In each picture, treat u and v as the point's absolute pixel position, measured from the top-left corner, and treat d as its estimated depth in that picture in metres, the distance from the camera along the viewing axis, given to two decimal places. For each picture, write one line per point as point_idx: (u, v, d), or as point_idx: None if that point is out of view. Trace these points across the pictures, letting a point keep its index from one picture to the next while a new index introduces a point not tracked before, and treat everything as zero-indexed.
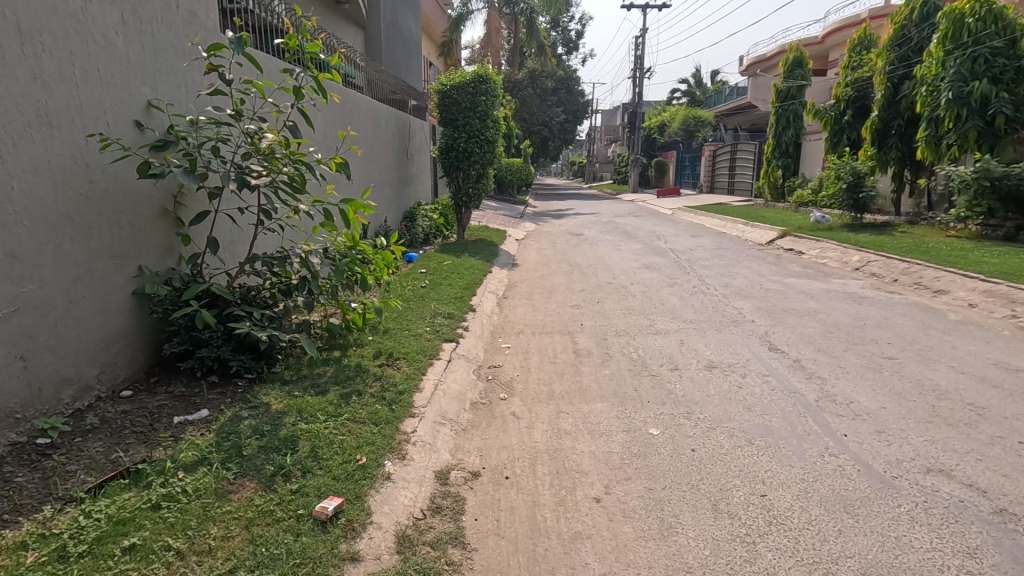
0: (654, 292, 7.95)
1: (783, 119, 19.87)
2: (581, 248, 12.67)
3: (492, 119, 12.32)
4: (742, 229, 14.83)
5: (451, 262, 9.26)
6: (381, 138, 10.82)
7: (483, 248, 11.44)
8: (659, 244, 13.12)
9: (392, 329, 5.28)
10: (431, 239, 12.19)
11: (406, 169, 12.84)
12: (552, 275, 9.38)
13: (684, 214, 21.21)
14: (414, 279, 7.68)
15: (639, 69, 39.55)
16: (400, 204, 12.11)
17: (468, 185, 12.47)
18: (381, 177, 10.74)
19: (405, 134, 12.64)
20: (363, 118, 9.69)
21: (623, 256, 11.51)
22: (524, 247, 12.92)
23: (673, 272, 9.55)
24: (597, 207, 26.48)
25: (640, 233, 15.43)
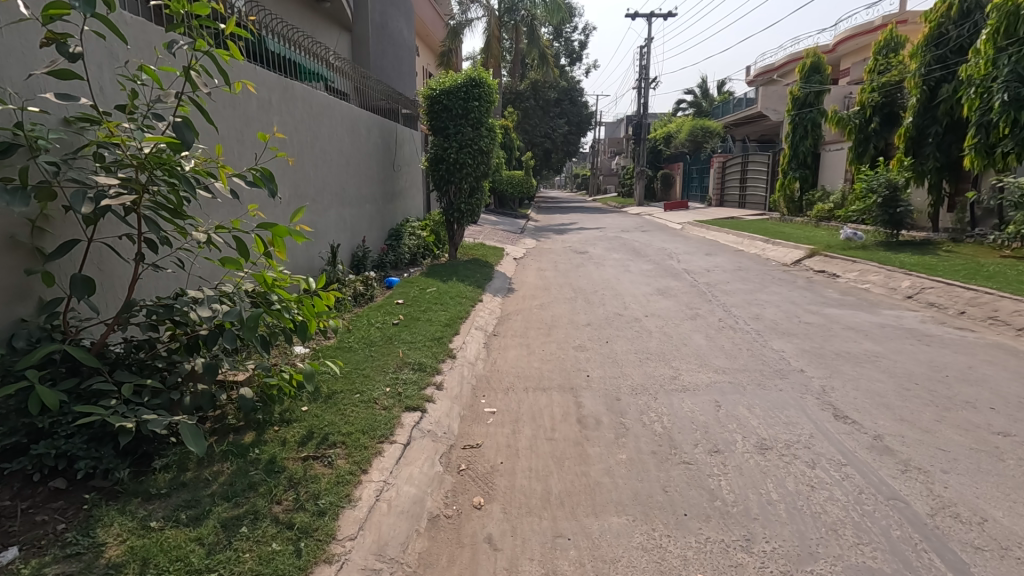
0: (674, 327, 6.69)
1: (800, 129, 18.68)
2: (587, 269, 11.42)
3: (487, 127, 11.13)
4: (761, 246, 13.57)
5: (435, 289, 8.02)
6: (361, 148, 9.67)
7: (476, 270, 10.19)
8: (672, 265, 11.86)
9: (338, 394, 4.00)
10: (418, 260, 10.98)
11: (393, 183, 11.71)
12: (553, 303, 8.11)
13: (695, 229, 20.00)
14: (386, 314, 6.41)
15: (644, 80, 38.56)
16: (385, 221, 10.94)
17: (460, 200, 11.26)
18: (361, 191, 9.56)
19: (392, 145, 11.51)
20: (336, 126, 8.52)
21: (633, 279, 10.24)
22: (523, 268, 11.68)
23: (693, 300, 8.28)
24: (602, 221, 25.28)
25: (650, 252, 14.19)
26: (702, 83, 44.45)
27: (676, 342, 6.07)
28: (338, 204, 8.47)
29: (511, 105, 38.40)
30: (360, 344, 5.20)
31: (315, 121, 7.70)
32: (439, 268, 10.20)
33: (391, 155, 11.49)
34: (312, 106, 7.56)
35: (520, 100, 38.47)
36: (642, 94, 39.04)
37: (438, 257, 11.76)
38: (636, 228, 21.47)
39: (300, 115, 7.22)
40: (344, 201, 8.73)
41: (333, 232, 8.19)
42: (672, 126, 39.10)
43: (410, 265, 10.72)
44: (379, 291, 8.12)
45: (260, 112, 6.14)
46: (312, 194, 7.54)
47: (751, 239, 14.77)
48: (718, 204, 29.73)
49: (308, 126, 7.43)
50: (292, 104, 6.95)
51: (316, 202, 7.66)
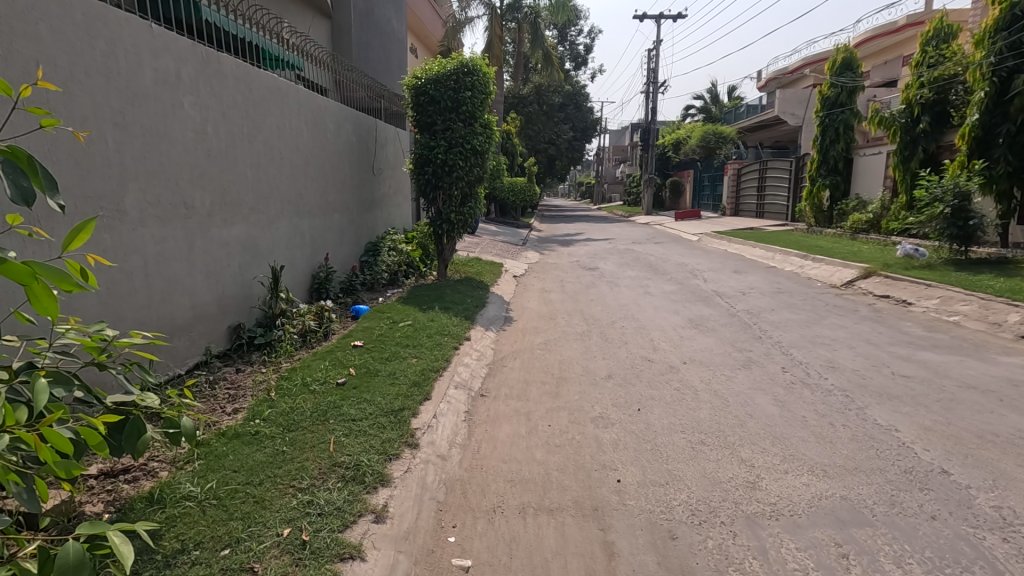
0: (727, 383, 4.95)
1: (830, 131, 16.99)
2: (599, 291, 9.70)
3: (482, 123, 9.44)
4: (799, 263, 11.84)
5: (406, 324, 6.25)
6: (328, 147, 7.99)
7: (468, 293, 8.47)
8: (699, 286, 10.13)
9: (185, 556, 2.27)
10: (399, 279, 9.29)
11: (373, 189, 10.02)
12: (562, 342, 6.37)
13: (713, 241, 18.29)
14: (332, 367, 4.65)
15: (652, 84, 37.07)
16: (361, 233, 9.26)
17: (450, 208, 9.56)
18: (326, 198, 7.88)
19: (370, 143, 9.82)
20: (292, 116, 6.82)
21: (658, 305, 8.50)
22: (524, 289, 9.96)
23: (739, 337, 6.55)
24: (610, 232, 23.63)
25: (669, 268, 12.51)
26: (711, 87, 42.91)
27: (735, 409, 4.33)
28: (290, 215, 6.76)
29: (514, 109, 36.97)
30: (276, 428, 3.45)
31: (257, 106, 5.99)
32: (423, 291, 8.50)
33: (369, 155, 9.79)
34: (251, 88, 5.85)
35: (523, 105, 37.10)
36: (651, 99, 37.53)
37: (424, 277, 10.07)
38: (648, 240, 19.75)
39: (232, 97, 5.50)
40: (301, 211, 7.08)
41: (281, 249, 6.48)
42: (681, 132, 37.56)
43: (391, 286, 9.07)
44: (340, 325, 6.41)
45: (157, 88, 4.41)
46: (249, 201, 5.82)
47: (783, 253, 13.05)
48: (732, 213, 28.08)
49: (244, 113, 5.72)
50: (216, 82, 5.24)
51: (256, 211, 5.96)
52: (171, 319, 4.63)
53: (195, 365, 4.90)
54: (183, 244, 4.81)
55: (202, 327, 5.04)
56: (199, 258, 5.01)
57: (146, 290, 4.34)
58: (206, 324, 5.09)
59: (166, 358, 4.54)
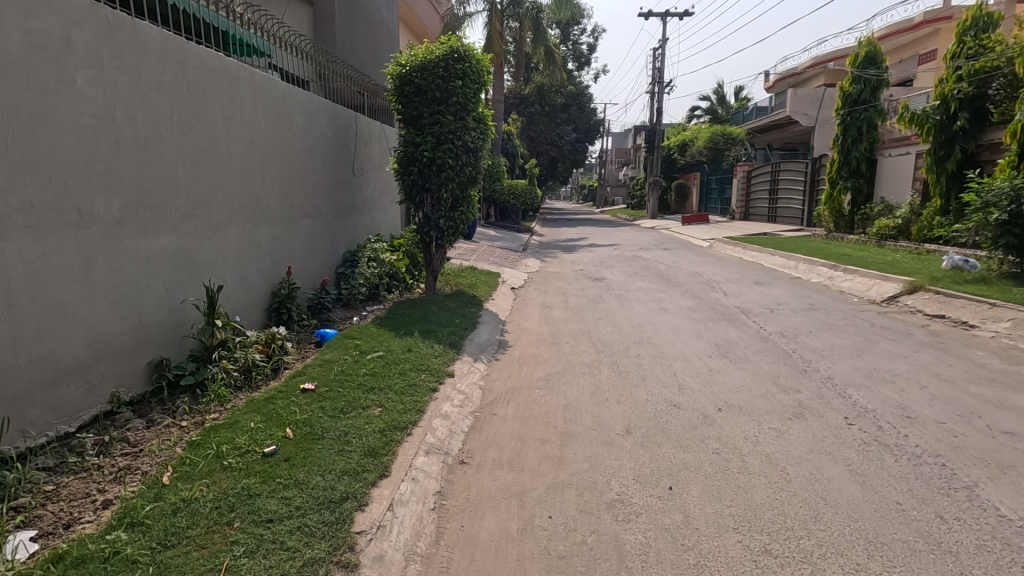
0: (782, 442, 3.83)
1: (853, 131, 15.87)
2: (607, 307, 8.59)
3: (475, 117, 8.34)
4: (828, 273, 10.70)
5: (374, 355, 5.14)
6: (295, 143, 6.90)
7: (456, 312, 7.36)
8: (719, 302, 9.01)
9: None
10: (379, 294, 8.18)
11: (352, 192, 8.90)
12: (567, 376, 5.26)
13: (726, 247, 17.15)
14: (263, 425, 3.55)
15: (658, 83, 35.99)
16: (336, 242, 8.15)
17: (437, 214, 8.44)
18: (290, 203, 6.78)
19: (350, 140, 8.74)
20: (245, 104, 5.73)
21: (677, 325, 7.38)
22: (522, 305, 8.84)
23: (781, 371, 5.42)
24: (615, 237, 22.53)
25: (682, 278, 11.41)
26: (717, 88, 41.88)
27: (800, 488, 3.22)
28: (240, 222, 5.65)
29: (515, 110, 35.97)
30: (148, 543, 2.36)
31: (194, 90, 4.90)
32: (405, 309, 7.39)
33: (348, 153, 8.71)
34: (185, 67, 4.76)
35: (525, 105, 36.08)
36: (656, 99, 36.46)
37: (410, 290, 8.97)
38: (656, 246, 18.61)
39: (155, 77, 4.41)
40: (257, 218, 5.99)
41: (225, 264, 5.38)
42: (688, 134, 36.47)
43: (371, 303, 7.97)
44: (296, 357, 5.31)
45: (29, 57, 3.33)
46: (181, 206, 4.72)
47: (807, 262, 11.91)
48: (742, 218, 26.95)
49: (173, 96, 4.62)
50: (130, 56, 4.14)
51: (191, 219, 4.85)
52: (54, 360, 3.51)
53: (93, 418, 3.78)
54: (78, 261, 3.70)
55: (105, 368, 3.92)
56: (103, 279, 3.90)
57: (10, 325, 3.23)
58: (111, 362, 3.97)
59: (43, 413, 3.42)
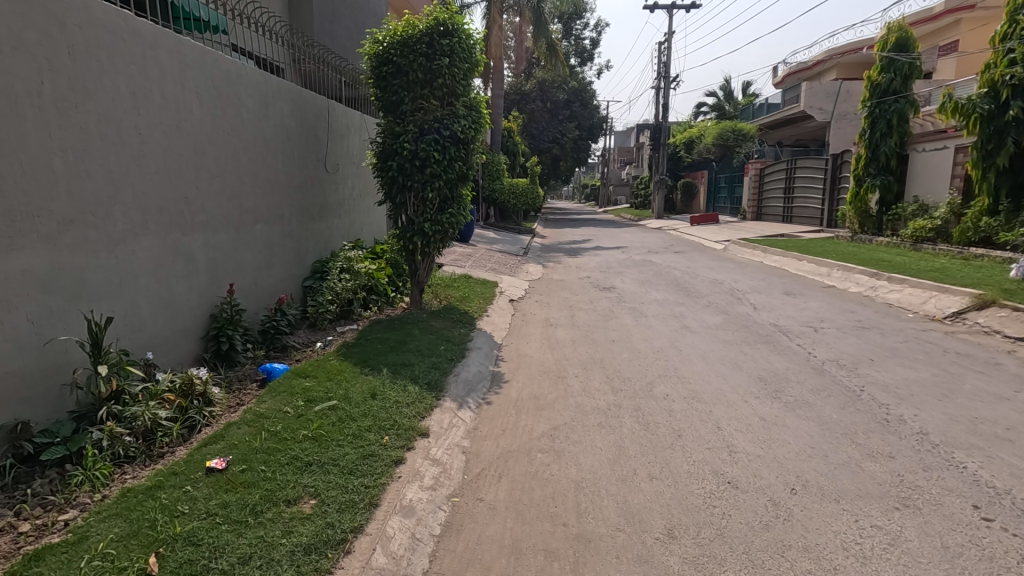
0: (900, 557, 2.61)
1: (881, 123, 14.60)
2: (621, 324, 7.38)
3: (466, 103, 7.11)
4: (869, 282, 9.45)
5: (323, 405, 3.90)
6: (245, 132, 5.69)
7: (442, 334, 6.13)
8: (750, 318, 7.80)
9: None
10: (353, 312, 6.94)
11: (323, 192, 7.66)
12: (579, 430, 4.03)
13: (742, 250, 15.90)
14: (116, 550, 2.31)
15: (663, 79, 34.74)
16: (301, 251, 6.94)
17: (421, 217, 7.19)
18: (238, 204, 5.57)
19: (321, 131, 7.53)
20: (167, 80, 4.52)
21: (707, 351, 6.17)
22: (523, 322, 7.62)
23: (853, 420, 4.21)
24: (621, 238, 21.28)
25: (703, 288, 10.18)
26: (724, 83, 40.55)
27: None
28: (160, 230, 4.43)
29: (517, 107, 34.78)
30: None
31: (82, 56, 3.70)
32: (380, 331, 6.14)
33: (319, 147, 7.51)
34: (64, 24, 3.55)
35: (526, 102, 34.88)
36: (662, 94, 35.20)
37: (390, 306, 7.73)
38: (666, 249, 17.35)
39: (11, 34, 3.20)
40: (187, 224, 4.77)
41: (134, 284, 4.16)
42: (695, 131, 35.21)
43: (343, 322, 6.75)
44: (224, 409, 4.04)
45: None
46: (59, 211, 3.50)
47: (840, 268, 10.66)
48: (754, 218, 25.68)
49: (43, 62, 3.41)
50: None
51: (77, 227, 3.63)
52: None
53: None
54: None
55: None
56: None
57: None
58: None
59: None
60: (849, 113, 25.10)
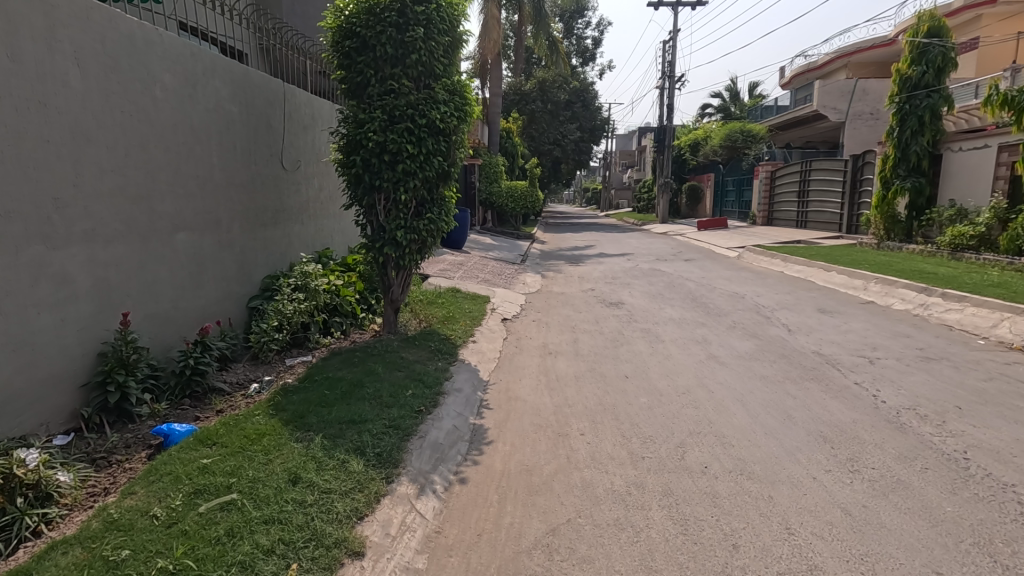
0: None
1: (912, 120, 13.36)
2: (635, 353, 6.12)
3: (449, 86, 5.88)
4: (917, 298, 8.21)
5: (210, 505, 2.65)
6: (161, 115, 4.48)
7: (411, 372, 4.90)
8: (787, 343, 6.55)
9: None
10: (307, 340, 5.70)
11: (278, 194, 6.42)
12: (587, 537, 2.79)
13: (759, 257, 14.68)
14: None
15: (667, 78, 33.62)
16: (245, 266, 5.71)
17: (392, 224, 5.93)
18: (148, 208, 4.35)
19: (276, 120, 6.33)
20: (23, 36, 3.31)
21: (745, 392, 4.93)
22: (516, 349, 6.36)
23: (977, 516, 2.96)
24: (626, 244, 20.07)
25: (723, 304, 8.96)
26: (730, 84, 39.47)
27: None
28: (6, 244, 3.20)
29: (516, 107, 33.65)
30: None
31: None
32: (333, 368, 4.90)
33: (273, 139, 6.30)
34: None
35: (525, 102, 33.71)
36: (666, 95, 34.05)
37: (358, 329, 6.52)
38: (676, 256, 16.14)
39: None
40: (60, 235, 3.54)
41: None
42: (700, 132, 34.01)
43: (295, 353, 5.53)
44: (75, 504, 2.80)
45: None
46: None
47: (879, 280, 9.41)
48: (765, 223, 24.43)
49: None
50: None
51: None
52: None
53: None
54: None
55: None
56: None
57: None
58: None
59: None
60: (865, 113, 23.93)
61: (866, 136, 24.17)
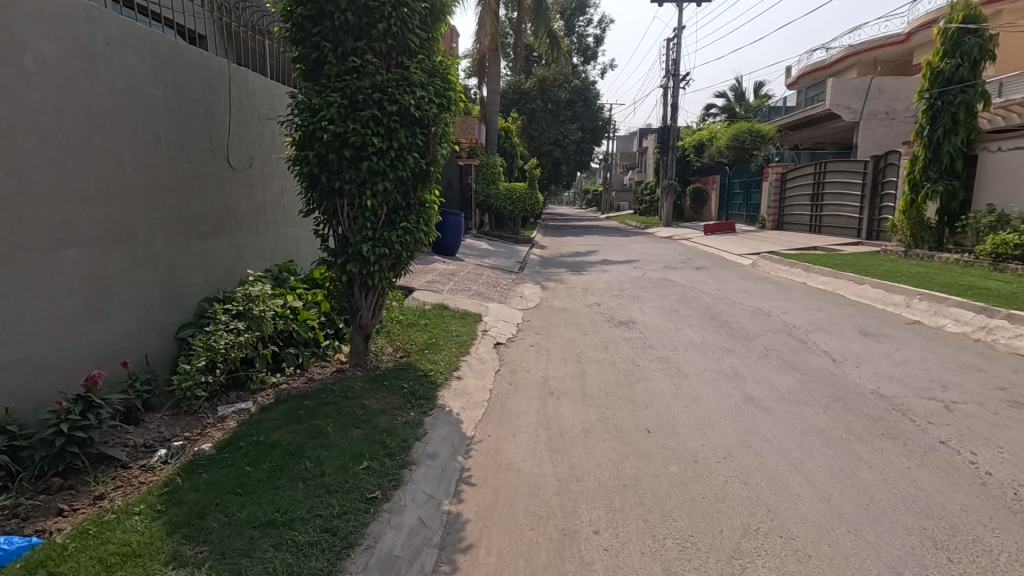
0: None
1: (945, 117, 12.26)
2: (655, 394, 5.02)
3: (429, 65, 4.79)
4: (974, 319, 7.11)
5: None
6: (34, 94, 3.37)
7: (371, 432, 3.79)
8: (836, 379, 5.45)
9: None
10: (248, 382, 4.59)
11: (220, 199, 5.29)
12: None
13: (776, 266, 13.58)
14: None
15: (672, 77, 32.57)
16: (173, 288, 4.59)
17: (356, 236, 4.81)
18: (10, 216, 3.23)
19: (218, 109, 5.22)
20: None
21: (804, 455, 3.83)
22: (511, 386, 5.24)
23: None
24: (630, 250, 18.96)
25: (748, 324, 7.86)
26: (735, 83, 38.50)
27: None
28: None
29: (516, 107, 32.57)
30: None
31: None
32: (269, 425, 3.77)
33: (215, 131, 5.18)
34: None
35: (525, 101, 32.63)
36: (670, 93, 32.99)
37: (320, 361, 5.42)
38: (685, 263, 15.04)
39: None
40: None
41: None
42: (706, 132, 32.93)
43: (232, 399, 4.42)
44: None
45: None
46: None
47: (923, 296, 8.32)
48: (775, 227, 23.31)
49: None
50: None
51: None
52: None
53: None
54: None
55: None
56: None
57: None
58: None
59: None
60: (880, 112, 22.86)
61: (882, 136, 23.08)
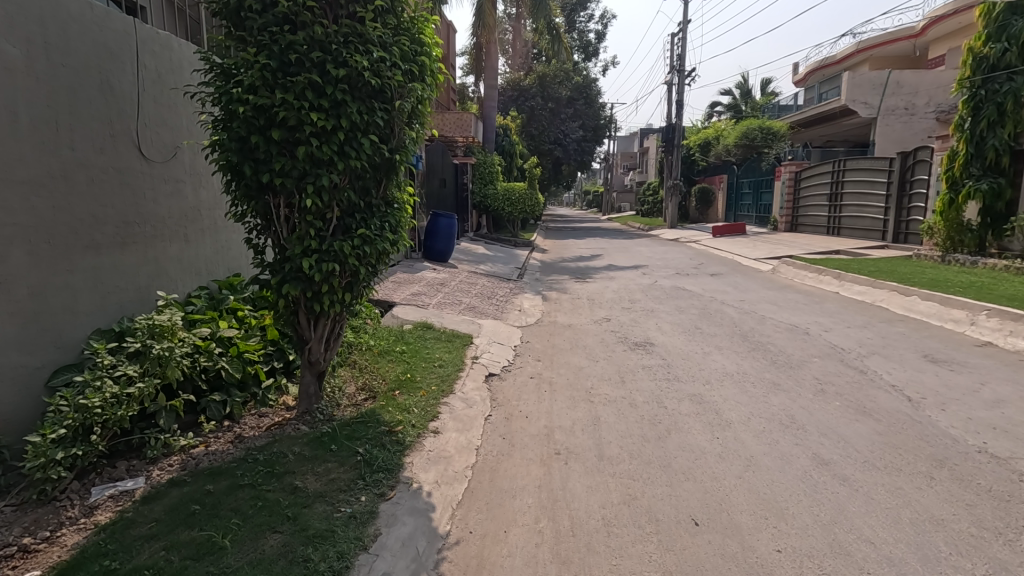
0: None
1: (989, 108, 11.02)
2: (695, 457, 3.78)
3: (392, 18, 3.61)
4: None
5: None
6: None
7: (293, 539, 2.58)
8: (925, 430, 4.22)
9: None
10: (144, 448, 3.37)
11: (126, 198, 4.07)
12: None
13: (800, 272, 12.36)
14: None
15: (677, 72, 31.37)
16: (42, 320, 3.37)
17: (297, 248, 3.59)
18: None
19: (121, 80, 4.01)
20: None
21: (932, 573, 2.60)
22: (504, 444, 3.99)
23: None
24: (637, 254, 17.77)
25: (789, 347, 6.64)
26: (741, 81, 37.37)
27: None
28: None
29: (514, 105, 31.44)
30: None
31: None
32: (141, 532, 2.56)
33: (117, 110, 3.97)
34: None
35: (524, 98, 31.48)
36: (675, 90, 31.80)
37: (258, 408, 4.21)
38: (699, 269, 13.85)
39: None
40: None
41: None
42: (712, 130, 31.73)
43: (117, 475, 3.20)
44: None
45: None
46: None
47: (990, 312, 7.10)
48: (788, 228, 22.13)
49: None
50: None
51: None
52: None
53: None
54: None
55: None
56: None
57: None
58: None
59: None
60: (899, 107, 21.64)
61: (901, 133, 21.88)
